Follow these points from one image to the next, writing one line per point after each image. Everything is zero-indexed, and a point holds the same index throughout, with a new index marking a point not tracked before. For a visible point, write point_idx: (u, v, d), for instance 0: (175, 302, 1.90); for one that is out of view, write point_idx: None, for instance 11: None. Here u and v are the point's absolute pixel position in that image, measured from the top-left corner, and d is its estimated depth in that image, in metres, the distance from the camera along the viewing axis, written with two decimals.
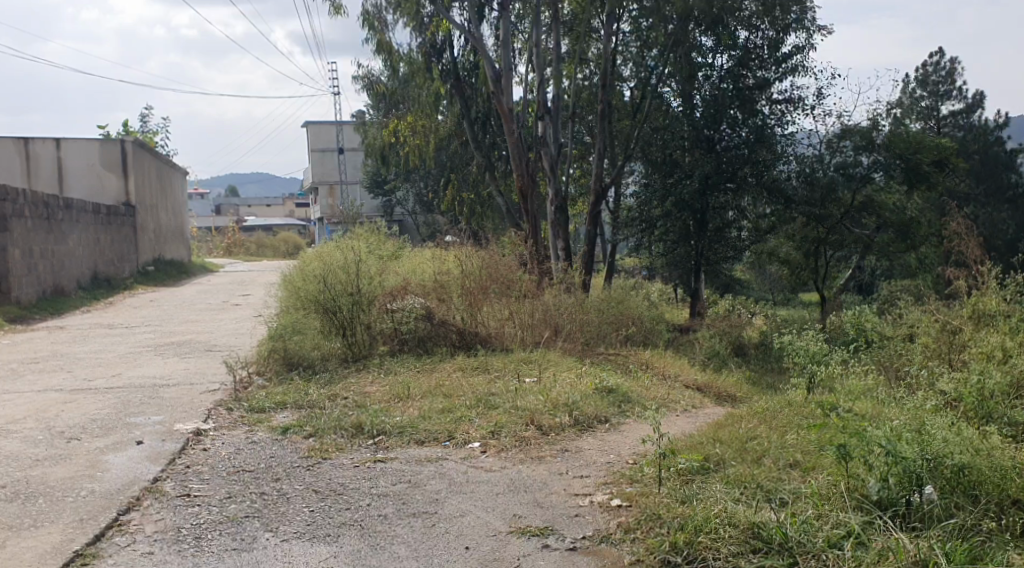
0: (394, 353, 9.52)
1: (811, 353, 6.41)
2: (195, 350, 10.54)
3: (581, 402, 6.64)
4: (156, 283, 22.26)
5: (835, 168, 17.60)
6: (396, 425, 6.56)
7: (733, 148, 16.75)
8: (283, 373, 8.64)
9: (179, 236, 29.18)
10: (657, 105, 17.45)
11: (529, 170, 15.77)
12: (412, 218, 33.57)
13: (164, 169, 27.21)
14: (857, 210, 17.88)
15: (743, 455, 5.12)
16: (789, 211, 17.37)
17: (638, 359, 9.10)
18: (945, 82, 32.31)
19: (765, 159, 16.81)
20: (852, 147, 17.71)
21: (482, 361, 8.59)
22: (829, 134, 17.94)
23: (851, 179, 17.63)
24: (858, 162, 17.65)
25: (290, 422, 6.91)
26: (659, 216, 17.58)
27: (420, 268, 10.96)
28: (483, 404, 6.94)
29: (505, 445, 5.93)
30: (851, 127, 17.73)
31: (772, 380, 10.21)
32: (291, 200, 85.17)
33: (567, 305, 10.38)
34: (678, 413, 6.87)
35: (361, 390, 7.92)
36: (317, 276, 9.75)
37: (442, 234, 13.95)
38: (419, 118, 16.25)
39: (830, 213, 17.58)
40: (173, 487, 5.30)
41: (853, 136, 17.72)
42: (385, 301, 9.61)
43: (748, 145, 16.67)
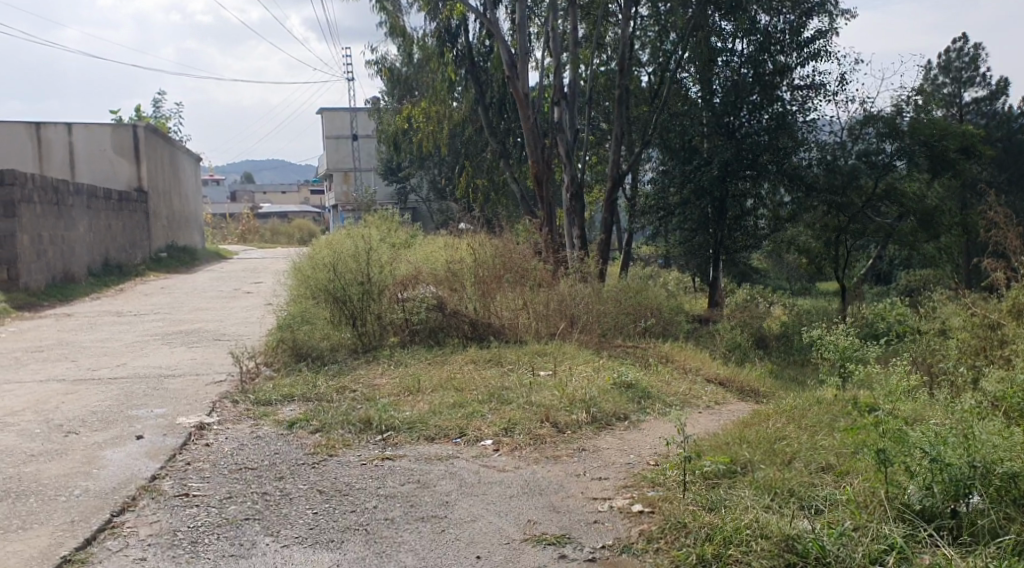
0: (405, 344, 9.24)
1: (840, 348, 6.09)
2: (203, 339, 10.33)
3: (599, 398, 6.35)
4: (168, 269, 22.13)
5: (858, 155, 17.16)
6: (406, 420, 6.29)
7: (754, 134, 16.33)
8: (291, 364, 8.40)
9: (193, 222, 29.08)
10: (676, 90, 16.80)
11: (544, 157, 15.46)
12: (426, 206, 33.34)
13: (177, 154, 27.09)
14: (880, 199, 17.42)
15: (772, 458, 4.81)
16: (810, 198, 16.94)
17: (657, 351, 8.81)
18: (968, 69, 31.48)
19: (786, 146, 16.41)
20: (876, 134, 17.32)
21: (495, 353, 8.31)
22: (850, 120, 17.51)
23: (874, 168, 17.17)
24: (882, 149, 17.19)
25: (297, 415, 6.67)
26: (677, 204, 17.20)
27: (433, 256, 10.71)
28: (497, 398, 6.66)
29: (520, 443, 5.65)
30: (874, 114, 17.30)
31: (794, 374, 9.90)
32: (306, 187, 85.16)
33: (583, 294, 10.12)
34: (700, 410, 6.58)
35: (371, 382, 7.68)
36: (327, 264, 9.50)
37: (456, 222, 13.68)
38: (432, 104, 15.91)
39: (852, 201, 17.08)
40: (172, 486, 5.07)
41: (877, 123, 17.30)
42: (397, 291, 9.35)
43: (768, 132, 16.27)
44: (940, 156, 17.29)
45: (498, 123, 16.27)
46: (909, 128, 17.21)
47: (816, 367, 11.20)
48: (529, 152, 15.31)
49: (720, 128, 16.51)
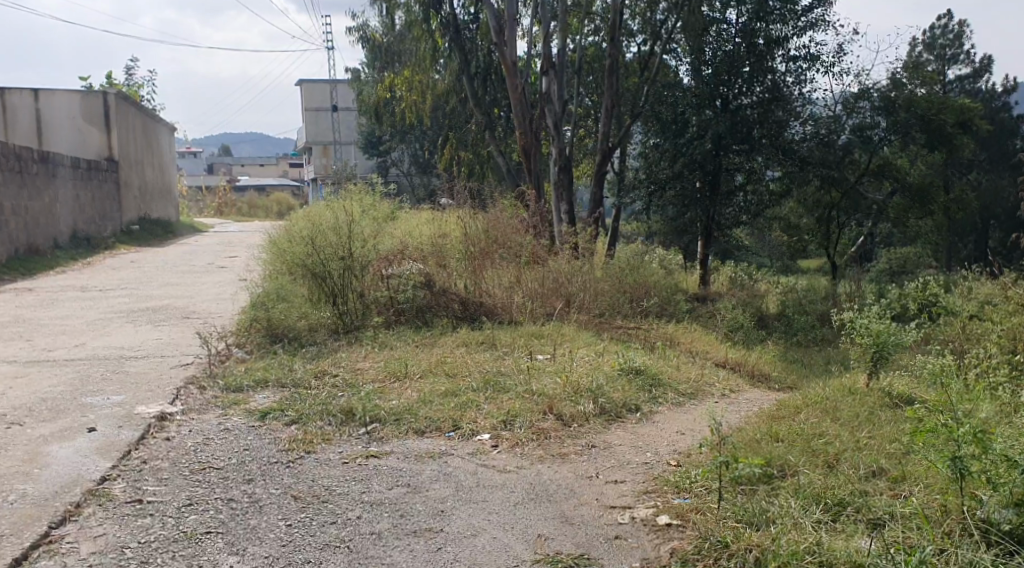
0: (390, 325, 8.53)
1: (872, 333, 5.44)
2: (171, 317, 9.60)
3: (606, 386, 5.73)
4: (139, 242, 21.21)
5: (853, 129, 16.46)
6: (392, 411, 5.66)
7: (746, 107, 15.28)
8: (266, 346, 7.73)
9: (167, 194, 28.09)
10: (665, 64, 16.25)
11: (532, 128, 14.77)
12: (407, 180, 32.51)
13: (149, 124, 26.01)
14: (874, 174, 17.13)
15: (812, 460, 4.21)
16: (803, 172, 15.87)
17: (660, 333, 8.20)
18: (952, 46, 31.16)
19: (780, 119, 15.49)
20: (871, 109, 16.68)
21: (487, 334, 7.70)
22: (847, 95, 16.45)
23: (868, 142, 16.55)
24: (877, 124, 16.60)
25: (270, 404, 6.02)
26: (669, 178, 15.87)
27: (418, 230, 10.09)
28: (493, 386, 6.03)
29: (521, 439, 5.04)
30: (869, 87, 16.48)
31: (801, 358, 9.34)
32: (283, 159, 83.43)
33: (575, 268, 9.59)
34: (715, 399, 5.98)
35: (352, 366, 7.04)
36: (305, 237, 8.82)
37: (440, 195, 12.96)
38: (416, 73, 15.09)
39: (846, 177, 16.68)
40: (124, 490, 4.40)
41: (872, 98, 16.56)
42: (382, 267, 8.70)
43: (758, 106, 15.29)
44: (937, 131, 16.77)
45: (483, 94, 15.33)
46: (905, 102, 16.60)
47: (820, 350, 10.68)
48: (516, 123, 14.63)
49: (714, 101, 15.32)
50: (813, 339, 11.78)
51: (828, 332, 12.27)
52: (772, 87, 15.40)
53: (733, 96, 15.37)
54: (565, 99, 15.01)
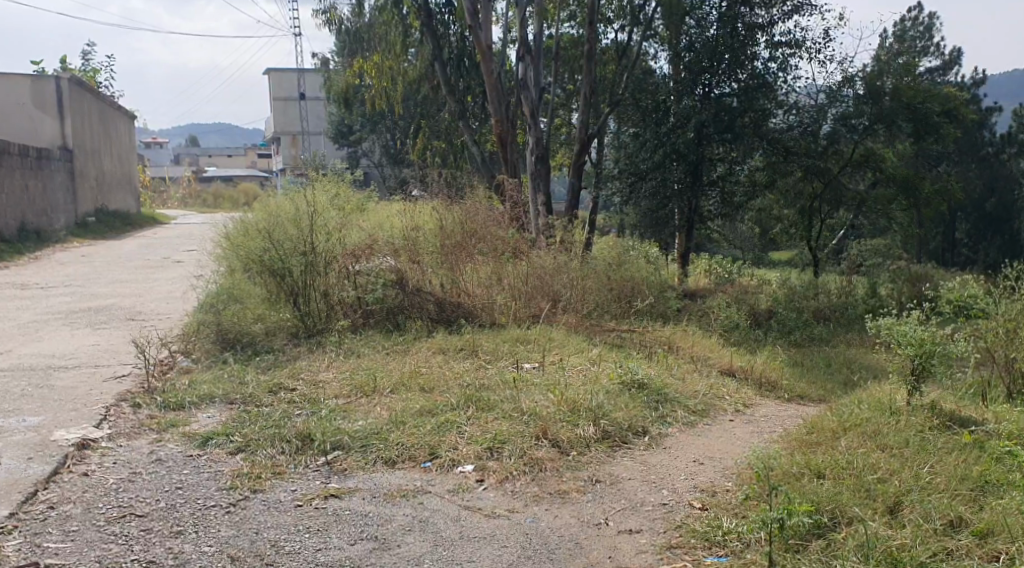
0: (356, 329, 7.65)
1: (914, 342, 4.69)
2: (113, 319, 8.63)
3: (607, 404, 4.91)
4: (95, 235, 19.99)
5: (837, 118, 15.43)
6: (357, 435, 4.84)
7: (727, 97, 14.44)
8: (216, 353, 6.87)
9: (127, 185, 26.85)
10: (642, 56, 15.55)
11: (509, 115, 13.93)
12: (377, 171, 31.44)
13: (108, 113, 24.75)
14: (856, 166, 16.20)
15: (869, 503, 3.47)
16: (787, 162, 15.07)
17: (656, 337, 7.42)
18: (923, 38, 30.65)
19: (764, 108, 14.68)
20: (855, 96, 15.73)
21: (467, 340, 6.88)
22: (830, 83, 15.48)
23: (854, 131, 15.65)
24: (863, 113, 15.56)
25: (215, 427, 5.17)
26: (650, 168, 15.05)
27: (387, 223, 9.21)
28: (475, 404, 5.22)
29: (510, 471, 4.25)
30: (853, 73, 15.53)
31: (805, 362, 8.59)
32: (252, 149, 81.14)
33: (560, 263, 8.79)
34: (731, 417, 5.20)
35: (314, 378, 6.20)
36: (260, 229, 7.98)
37: (412, 184, 12.03)
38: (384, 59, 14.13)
39: (830, 166, 15.74)
40: (17, 549, 3.52)
41: (857, 84, 15.54)
42: (349, 262, 7.87)
43: (742, 94, 14.41)
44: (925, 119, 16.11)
45: (457, 81, 14.43)
46: (890, 90, 15.68)
47: (820, 350, 9.95)
48: (492, 110, 13.79)
49: (694, 89, 14.55)
50: (809, 337, 11.08)
51: (822, 330, 11.60)
52: (756, 74, 14.54)
53: (714, 85, 14.52)
54: (542, 85, 14.13)
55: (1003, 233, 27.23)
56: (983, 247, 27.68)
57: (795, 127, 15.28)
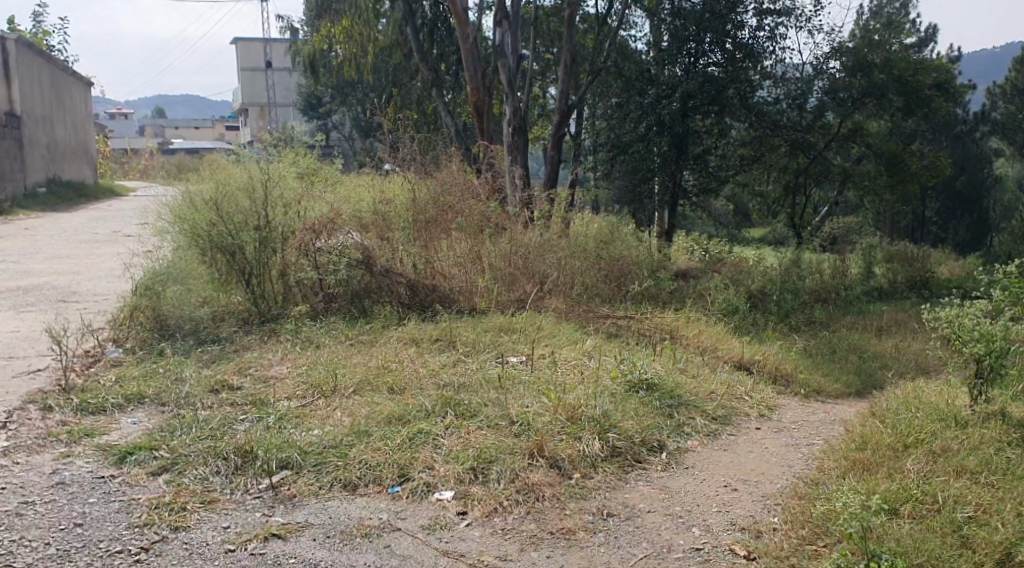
0: (317, 315, 6.79)
1: (983, 337, 3.93)
2: (41, 300, 7.57)
3: (614, 412, 4.07)
4: (43, 206, 18.63)
5: (825, 91, 14.74)
6: (313, 448, 3.99)
7: (714, 68, 13.56)
8: (152, 344, 5.95)
9: (82, 154, 25.40)
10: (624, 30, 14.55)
11: (486, 83, 12.96)
12: (347, 144, 30.11)
13: (61, 77, 23.25)
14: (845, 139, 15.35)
15: (968, 557, 2.78)
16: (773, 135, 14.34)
17: (656, 324, 6.59)
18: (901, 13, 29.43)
19: (750, 79, 13.90)
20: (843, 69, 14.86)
21: (443, 328, 6.03)
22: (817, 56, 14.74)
23: (842, 105, 14.82)
24: (850, 86, 14.75)
25: (137, 439, 4.25)
26: (634, 140, 13.97)
27: (354, 195, 8.26)
28: (455, 409, 4.38)
29: (499, 500, 3.42)
30: (841, 45, 14.74)
31: (812, 351, 7.80)
32: (218, 121, 78.65)
33: (543, 241, 7.96)
34: (756, 425, 4.40)
35: (264, 375, 5.31)
36: (206, 199, 6.93)
37: (382, 155, 10.98)
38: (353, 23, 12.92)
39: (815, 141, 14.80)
40: None
41: (844, 57, 14.77)
42: (308, 238, 6.76)
43: (728, 65, 13.55)
44: (915, 95, 15.06)
45: (430, 48, 13.36)
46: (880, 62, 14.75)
47: (823, 336, 9.15)
48: (467, 78, 12.82)
49: (679, 57, 13.60)
50: (809, 321, 10.31)
51: (820, 313, 10.88)
52: (742, 44, 13.60)
53: (699, 54, 13.54)
54: (520, 52, 13.08)
55: (972, 212, 24.84)
56: (953, 226, 25.22)
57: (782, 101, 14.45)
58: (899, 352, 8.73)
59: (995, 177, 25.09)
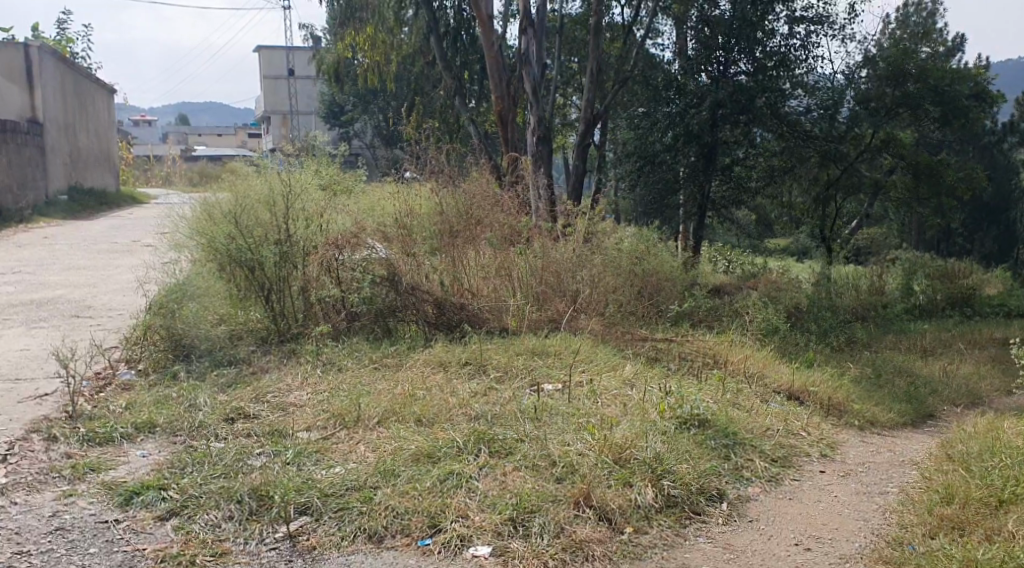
0: (339, 335, 6.42)
1: None
2: (55, 314, 7.31)
3: (667, 454, 3.69)
4: (65, 214, 18.53)
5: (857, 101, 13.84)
6: (335, 491, 3.64)
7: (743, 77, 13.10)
8: (166, 365, 5.67)
9: (105, 161, 25.39)
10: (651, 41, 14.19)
11: (511, 92, 12.60)
12: (369, 153, 29.97)
13: (84, 85, 23.22)
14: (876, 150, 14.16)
15: None
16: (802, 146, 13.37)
17: (699, 349, 6.21)
18: None
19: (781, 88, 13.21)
20: (874, 78, 14.12)
21: (473, 351, 5.68)
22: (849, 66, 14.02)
23: (875, 115, 13.89)
24: (885, 95, 13.99)
25: (145, 476, 3.93)
26: (662, 149, 13.43)
27: (379, 206, 7.94)
28: (490, 446, 4.02)
29: (544, 560, 3.06)
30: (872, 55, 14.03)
31: (858, 375, 7.37)
32: (241, 128, 79.05)
33: (576, 256, 7.57)
34: (821, 468, 3.99)
35: (283, 401, 4.98)
36: (225, 212, 6.61)
37: (405, 165, 10.68)
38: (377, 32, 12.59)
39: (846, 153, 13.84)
40: None
41: (875, 66, 14.01)
42: (330, 254, 6.52)
43: (755, 73, 13.05)
44: (953, 105, 13.95)
45: (454, 57, 13.06)
46: (916, 72, 13.82)
47: (866, 358, 8.73)
48: (491, 87, 12.46)
49: (709, 66, 13.25)
50: (849, 340, 9.87)
51: (861, 332, 10.44)
52: (773, 51, 13.16)
53: (729, 63, 13.24)
54: (545, 61, 12.66)
55: (1000, 223, 23.58)
56: (980, 238, 23.94)
57: (813, 111, 13.56)
58: (947, 375, 8.28)
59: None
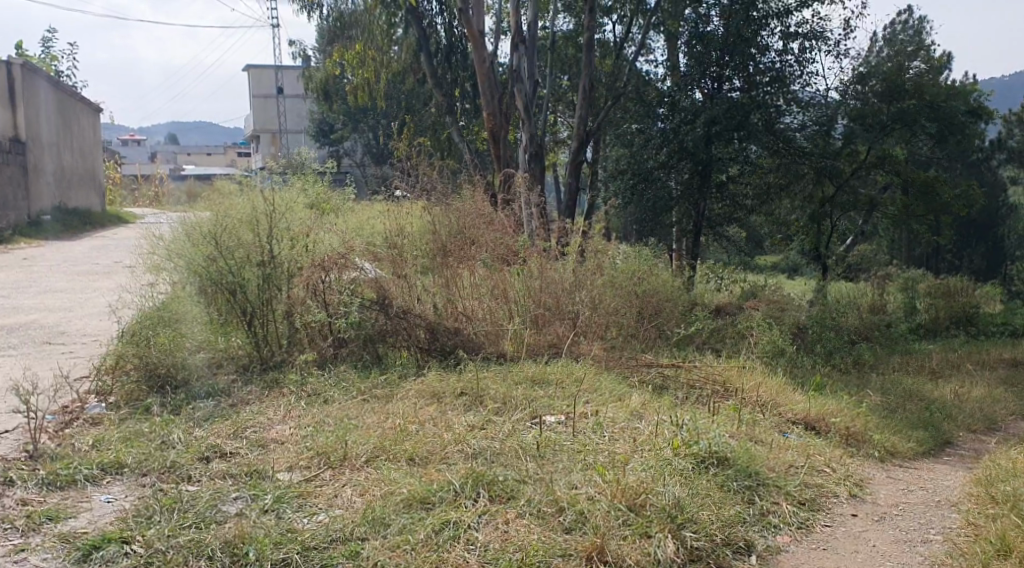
0: (325, 363, 6.07)
1: None
2: (25, 341, 6.89)
3: (687, 500, 3.35)
4: (47, 234, 18.04)
5: (852, 117, 13.43)
6: (321, 544, 3.28)
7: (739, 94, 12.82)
8: (140, 399, 5.29)
9: (90, 181, 24.91)
10: (643, 58, 13.91)
11: (503, 109, 12.27)
12: (358, 172, 29.64)
13: (69, 103, 22.80)
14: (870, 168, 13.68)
15: None
16: (797, 162, 13.04)
17: (707, 375, 5.87)
18: None
19: (777, 104, 13.01)
20: (868, 93, 13.59)
21: (468, 380, 5.31)
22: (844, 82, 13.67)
23: (870, 130, 13.48)
24: (880, 110, 13.43)
25: (106, 526, 3.54)
26: (656, 166, 13.12)
27: (368, 224, 7.58)
28: (490, 489, 3.65)
29: None
30: (868, 69, 13.49)
31: (872, 400, 7.02)
32: (230, 148, 78.42)
33: (575, 277, 7.21)
34: (852, 511, 3.64)
35: (264, 437, 4.60)
36: (204, 232, 6.25)
37: (394, 184, 10.32)
38: None
39: (842, 168, 13.40)
40: None
41: (870, 81, 13.49)
42: (317, 276, 6.13)
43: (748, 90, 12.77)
44: (950, 122, 13.64)
45: (445, 74, 12.77)
46: (913, 86, 13.35)
47: (875, 381, 8.39)
48: (483, 103, 12.12)
49: (702, 82, 12.91)
50: (855, 361, 9.54)
51: (867, 353, 10.12)
52: (770, 67, 12.87)
53: (722, 79, 12.91)
54: (537, 77, 12.34)
55: (988, 240, 23.42)
56: (969, 255, 23.71)
57: (808, 127, 13.27)
58: (959, 399, 7.95)
59: (1011, 204, 23.80)
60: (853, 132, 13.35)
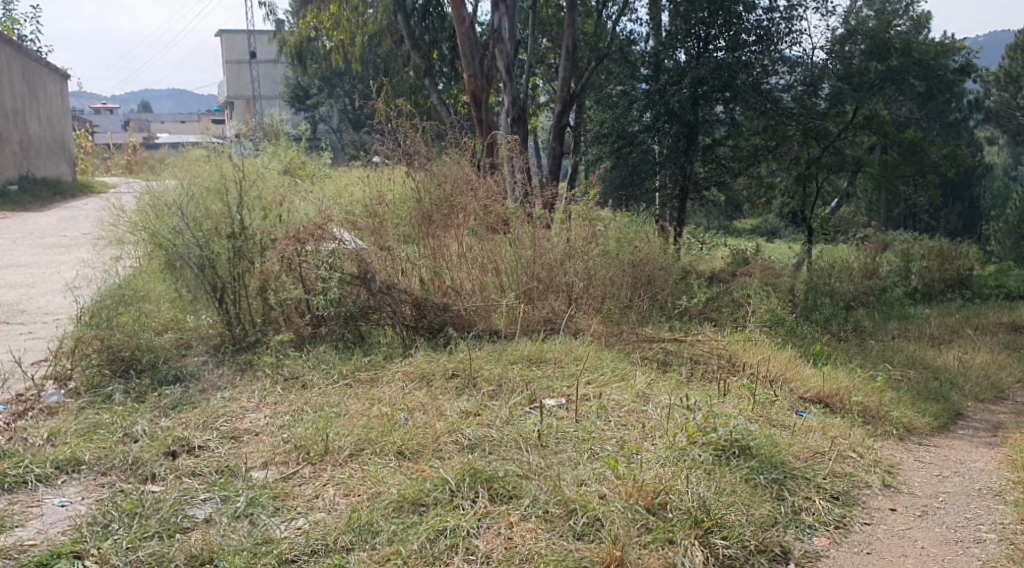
0: (303, 343, 5.65)
1: None
2: None
3: (712, 501, 3.01)
4: (13, 205, 17.31)
5: (841, 78, 12.74)
6: (301, 557, 2.89)
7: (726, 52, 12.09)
8: (101, 385, 4.83)
9: (58, 149, 24.07)
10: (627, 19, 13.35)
11: (484, 70, 11.72)
12: (334, 138, 28.94)
13: (34, 69, 21.89)
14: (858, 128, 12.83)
15: None
16: (783, 123, 12.67)
17: (712, 350, 5.51)
18: None
19: (765, 66, 12.47)
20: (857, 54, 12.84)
21: (461, 359, 4.93)
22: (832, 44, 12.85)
23: (859, 89, 12.70)
24: (867, 71, 12.72)
25: (57, 537, 3.11)
26: (641, 129, 12.59)
27: (349, 193, 7.11)
28: (490, 488, 3.26)
29: None
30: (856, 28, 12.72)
31: (875, 370, 6.72)
32: (203, 115, 76.78)
33: (568, 245, 6.78)
34: (890, 505, 3.31)
35: (235, 429, 4.17)
36: (170, 203, 5.76)
37: (371, 149, 9.82)
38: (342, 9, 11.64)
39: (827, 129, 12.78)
40: None
41: (856, 42, 12.79)
42: (291, 248, 5.65)
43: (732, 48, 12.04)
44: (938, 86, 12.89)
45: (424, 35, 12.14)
46: (900, 46, 12.62)
47: (873, 348, 8.10)
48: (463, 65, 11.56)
49: (688, 42, 12.22)
50: (851, 328, 9.25)
51: (863, 320, 9.83)
52: (757, 26, 12.21)
53: (708, 40, 12.17)
54: (518, 36, 11.72)
55: (965, 199, 23.29)
56: (945, 214, 23.56)
57: (794, 88, 12.82)
58: (961, 365, 7.67)
59: (986, 163, 23.64)
60: (842, 93, 12.51)
